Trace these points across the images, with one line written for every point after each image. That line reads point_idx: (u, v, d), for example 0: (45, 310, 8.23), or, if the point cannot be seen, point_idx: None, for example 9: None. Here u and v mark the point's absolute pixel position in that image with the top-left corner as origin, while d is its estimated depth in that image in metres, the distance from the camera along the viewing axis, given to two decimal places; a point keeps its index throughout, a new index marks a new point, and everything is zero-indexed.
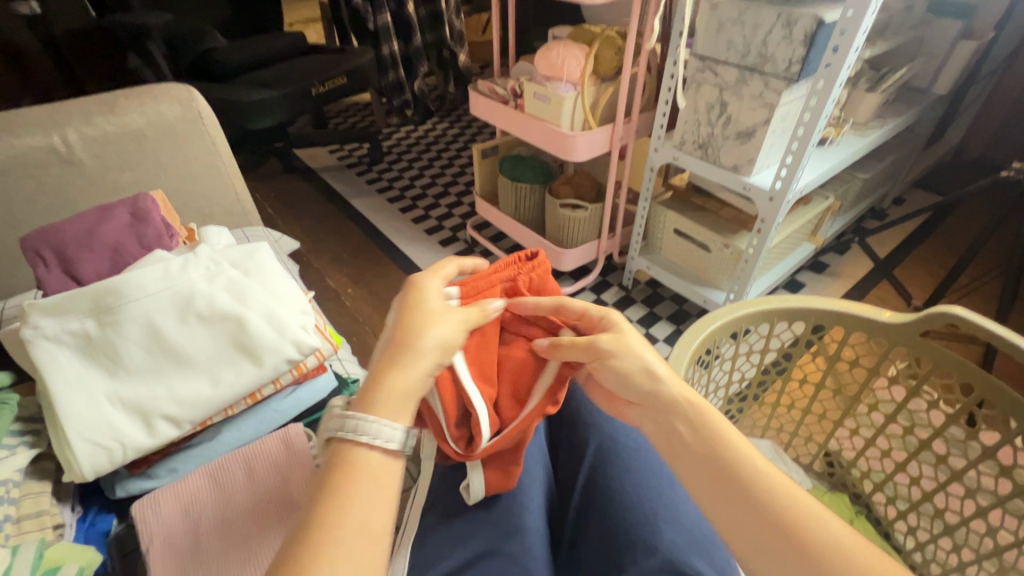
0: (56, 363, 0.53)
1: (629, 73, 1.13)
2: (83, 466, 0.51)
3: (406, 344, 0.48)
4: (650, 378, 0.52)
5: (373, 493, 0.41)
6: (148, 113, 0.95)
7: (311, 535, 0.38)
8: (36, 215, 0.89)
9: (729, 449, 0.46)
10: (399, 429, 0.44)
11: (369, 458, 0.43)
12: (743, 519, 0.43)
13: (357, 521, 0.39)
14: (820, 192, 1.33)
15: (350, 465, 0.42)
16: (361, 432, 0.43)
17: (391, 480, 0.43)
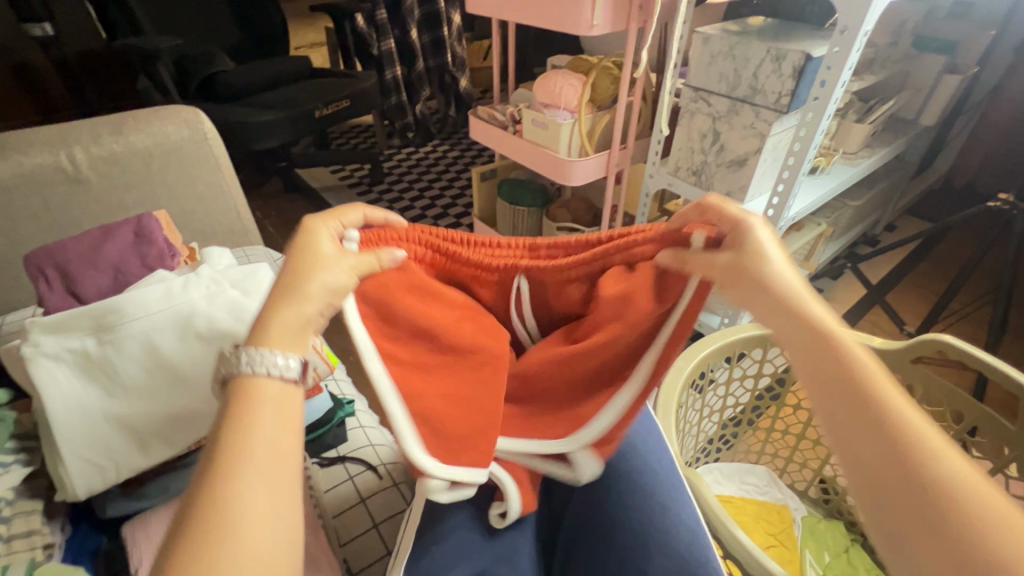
0: (54, 380, 0.53)
1: (624, 102, 1.16)
2: (76, 485, 0.52)
3: (287, 286, 0.42)
4: (774, 287, 0.44)
5: (278, 423, 0.37)
6: (155, 134, 0.97)
7: (217, 478, 0.33)
8: (40, 232, 0.90)
9: (854, 362, 0.38)
10: (298, 357, 0.39)
11: (268, 387, 0.37)
12: (852, 430, 0.36)
13: (270, 454, 0.34)
14: (812, 219, 1.35)
15: (248, 397, 0.37)
16: (259, 364, 0.37)
17: (298, 410, 0.38)
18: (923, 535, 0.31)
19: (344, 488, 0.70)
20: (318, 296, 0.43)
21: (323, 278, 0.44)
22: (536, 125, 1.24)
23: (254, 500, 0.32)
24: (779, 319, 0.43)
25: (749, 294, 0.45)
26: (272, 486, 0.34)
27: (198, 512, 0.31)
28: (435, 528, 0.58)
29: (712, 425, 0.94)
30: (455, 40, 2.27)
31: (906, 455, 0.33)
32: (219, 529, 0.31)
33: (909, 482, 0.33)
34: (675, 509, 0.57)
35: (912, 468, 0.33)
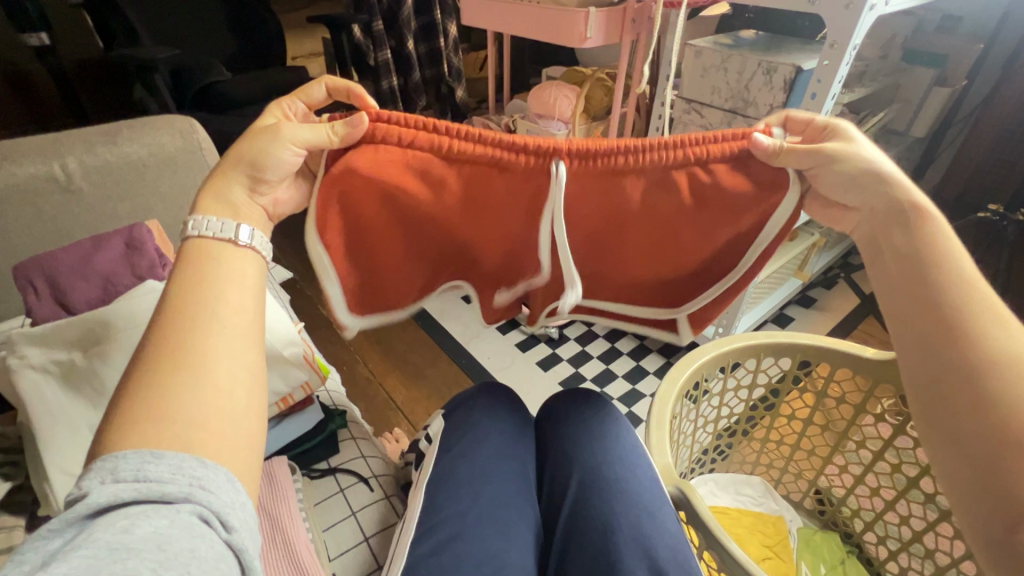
0: (39, 394, 0.53)
1: (618, 113, 1.17)
2: (62, 500, 0.51)
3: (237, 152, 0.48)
4: (878, 180, 0.48)
5: (232, 282, 0.42)
6: (150, 144, 0.97)
7: (169, 320, 0.38)
8: (31, 243, 0.90)
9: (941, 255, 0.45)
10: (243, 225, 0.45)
11: (220, 253, 0.43)
12: (910, 304, 0.44)
13: (219, 295, 0.41)
14: (805, 229, 1.36)
15: (199, 255, 0.43)
16: (207, 228, 0.44)
17: (252, 276, 0.44)
18: (955, 391, 0.40)
19: (334, 501, 0.69)
20: (258, 169, 0.48)
21: (255, 155, 0.48)
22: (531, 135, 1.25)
23: (212, 342, 0.38)
24: (871, 210, 0.49)
25: (847, 183, 0.49)
26: (229, 334, 0.39)
27: (161, 350, 0.37)
28: (426, 538, 0.58)
29: (707, 435, 0.94)
30: (452, 51, 2.29)
31: (963, 333, 0.41)
32: (174, 358, 0.37)
33: (955, 353, 0.41)
34: (658, 515, 0.59)
35: (961, 345, 0.41)
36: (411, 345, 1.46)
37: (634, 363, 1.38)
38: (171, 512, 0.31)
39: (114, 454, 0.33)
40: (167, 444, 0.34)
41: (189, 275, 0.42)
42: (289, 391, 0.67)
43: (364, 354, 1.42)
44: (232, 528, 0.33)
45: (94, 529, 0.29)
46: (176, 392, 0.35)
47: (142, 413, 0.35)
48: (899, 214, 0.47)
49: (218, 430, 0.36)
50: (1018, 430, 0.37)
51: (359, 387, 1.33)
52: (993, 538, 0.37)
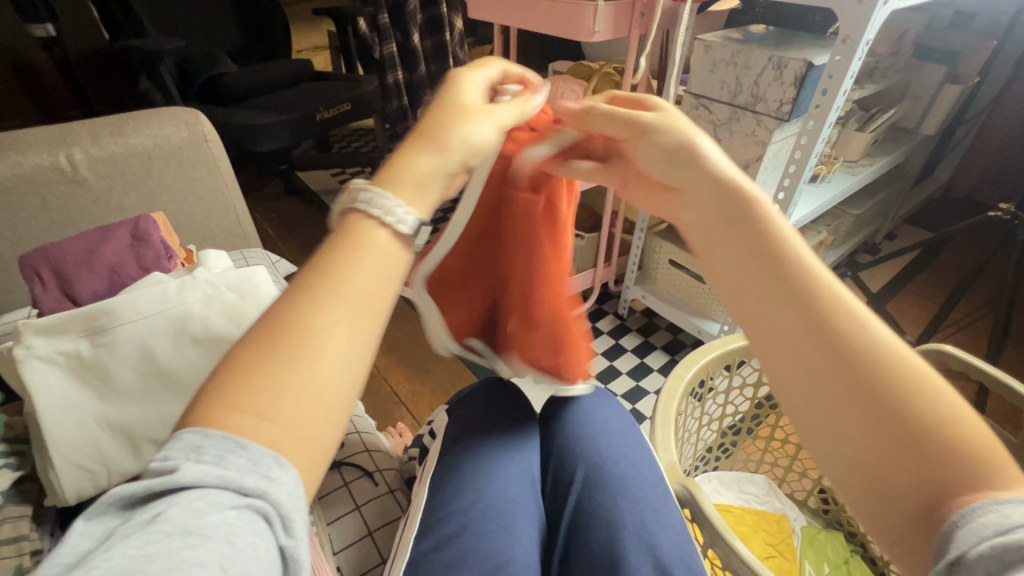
0: (45, 384, 0.53)
1: None
2: (67, 491, 0.51)
3: (427, 134, 0.41)
4: (694, 155, 0.47)
5: (378, 273, 0.36)
6: (155, 136, 0.97)
7: (302, 307, 0.34)
8: (38, 233, 0.90)
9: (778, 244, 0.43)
10: (416, 216, 0.38)
11: (377, 239, 0.37)
12: (762, 308, 0.43)
13: (358, 290, 0.35)
14: (812, 227, 1.35)
15: (357, 237, 0.37)
16: (375, 207, 0.37)
17: (399, 268, 0.38)
18: (850, 392, 0.38)
19: (339, 494, 0.69)
20: (457, 151, 0.41)
21: (463, 131, 0.42)
22: None
23: (338, 333, 0.34)
24: (702, 199, 0.46)
25: (673, 168, 0.47)
26: (352, 327, 0.34)
27: (290, 333, 0.33)
28: (430, 533, 0.57)
29: (711, 433, 0.93)
30: (457, 45, 2.27)
31: (836, 328, 0.39)
32: (294, 341, 0.33)
33: (836, 351, 0.39)
34: (662, 514, 0.58)
35: (841, 339, 0.39)
36: (413, 339, 1.46)
37: (638, 360, 1.38)
38: (240, 503, 0.28)
39: (206, 427, 0.30)
40: (254, 434, 0.30)
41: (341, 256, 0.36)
42: None
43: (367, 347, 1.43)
44: (292, 532, 0.30)
45: (169, 506, 0.27)
46: (285, 385, 0.32)
47: (244, 395, 0.31)
48: (726, 200, 0.45)
49: (305, 434, 0.32)
50: (914, 427, 0.36)
51: (362, 381, 1.33)
52: (917, 544, 0.35)
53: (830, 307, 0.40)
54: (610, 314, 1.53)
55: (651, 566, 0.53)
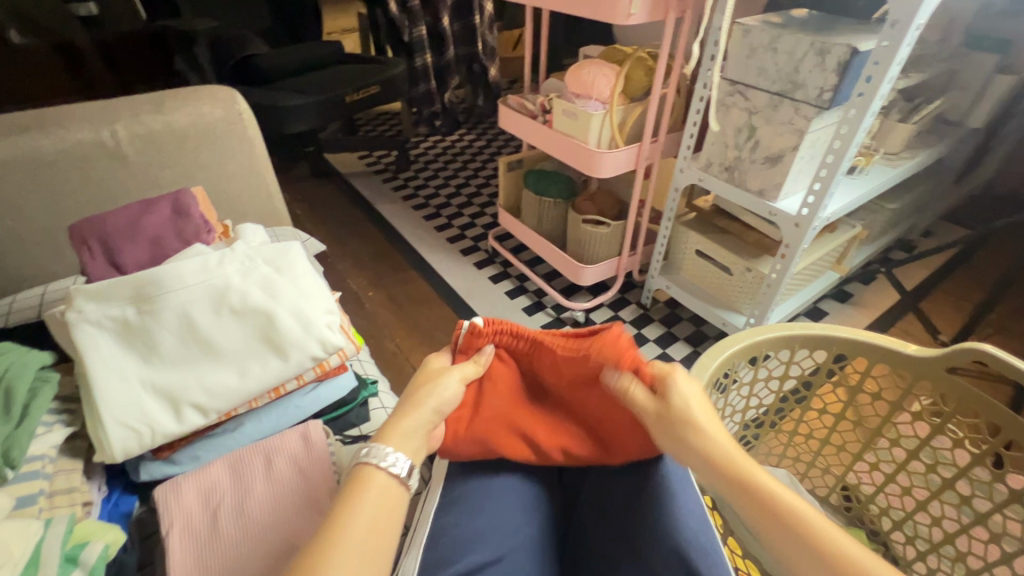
0: (95, 346, 0.55)
1: (658, 94, 1.15)
2: (113, 447, 0.53)
3: (410, 404, 0.56)
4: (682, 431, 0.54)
5: (376, 509, 0.47)
6: (193, 114, 0.98)
7: (325, 532, 0.44)
8: (83, 205, 0.95)
9: (749, 476, 0.48)
10: (405, 457, 0.51)
11: (380, 477, 0.49)
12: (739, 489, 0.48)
13: (365, 522, 0.45)
14: (846, 220, 1.31)
15: (362, 482, 0.49)
16: (376, 454, 0.50)
17: (396, 503, 0.49)
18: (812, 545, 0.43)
19: None
20: (432, 404, 0.57)
21: (436, 392, 0.58)
22: (566, 115, 1.24)
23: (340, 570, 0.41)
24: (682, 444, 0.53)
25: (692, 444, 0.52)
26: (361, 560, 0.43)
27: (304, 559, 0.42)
28: (452, 508, 0.59)
29: (733, 425, 0.91)
30: (487, 29, 2.27)
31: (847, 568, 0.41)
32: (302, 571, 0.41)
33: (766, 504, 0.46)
34: None
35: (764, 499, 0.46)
36: (436, 322, 1.48)
37: (660, 350, 1.37)
38: None
39: None
40: None
41: (350, 500, 0.47)
42: (326, 356, 0.63)
43: (390, 328, 1.47)
44: None
45: None
46: (345, 538, 0.43)
47: None
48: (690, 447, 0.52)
49: None
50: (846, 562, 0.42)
51: (385, 359, 1.36)
52: None
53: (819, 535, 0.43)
54: (633, 303, 1.53)
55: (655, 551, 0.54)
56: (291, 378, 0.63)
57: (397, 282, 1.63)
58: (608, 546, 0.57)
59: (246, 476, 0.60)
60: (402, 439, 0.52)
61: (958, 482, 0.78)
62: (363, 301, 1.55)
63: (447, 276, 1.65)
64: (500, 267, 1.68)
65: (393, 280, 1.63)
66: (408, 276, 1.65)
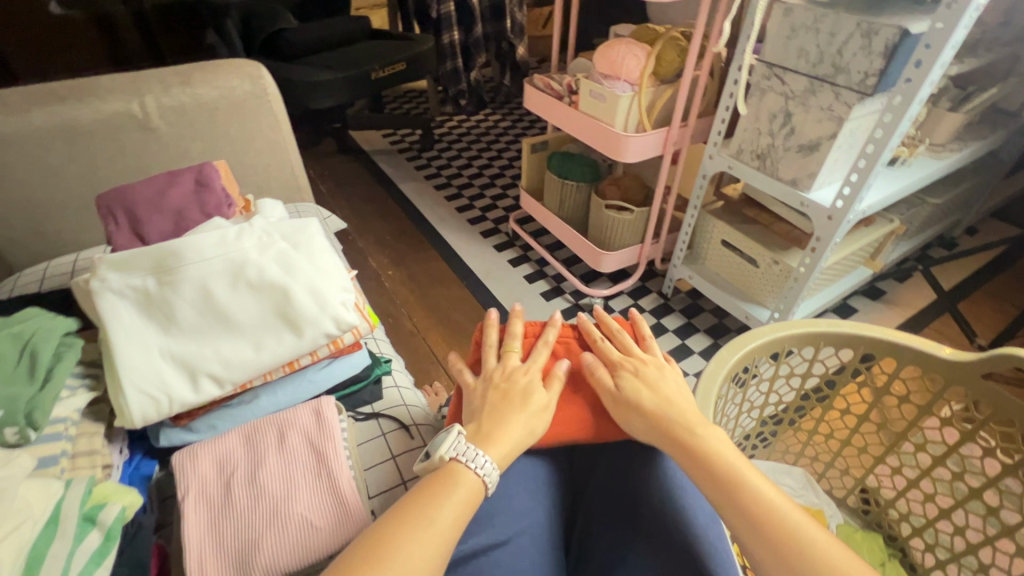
0: (117, 314, 0.57)
1: (689, 76, 1.11)
2: (133, 413, 0.55)
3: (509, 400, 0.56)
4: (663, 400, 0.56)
5: (456, 513, 0.46)
6: (220, 87, 0.99)
7: (407, 523, 0.43)
8: (113, 175, 0.97)
9: (686, 417, 0.53)
10: (498, 469, 0.50)
11: (470, 479, 0.48)
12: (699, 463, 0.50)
13: (444, 524, 0.44)
14: (883, 214, 1.25)
15: (451, 479, 0.48)
16: (475, 459, 0.49)
17: (475, 508, 0.48)
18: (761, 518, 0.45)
19: (376, 444, 0.69)
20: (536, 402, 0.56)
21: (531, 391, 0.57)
22: (593, 96, 1.20)
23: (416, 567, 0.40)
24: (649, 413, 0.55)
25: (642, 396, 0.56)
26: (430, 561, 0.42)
27: (384, 547, 0.41)
28: None
29: (751, 421, 0.89)
30: (516, 6, 2.21)
31: (759, 509, 0.45)
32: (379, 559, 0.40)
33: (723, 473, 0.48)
34: (690, 494, 0.57)
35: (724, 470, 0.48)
36: (454, 303, 1.48)
37: (679, 341, 1.35)
38: None
39: None
40: None
41: (435, 495, 0.46)
42: (340, 333, 0.64)
43: (407, 307, 1.48)
44: None
45: None
46: (424, 536, 0.43)
47: None
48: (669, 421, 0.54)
49: None
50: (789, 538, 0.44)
51: (403, 338, 1.38)
52: None
53: (733, 470, 0.48)
54: (654, 292, 1.51)
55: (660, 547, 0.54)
56: (305, 354, 0.64)
57: (417, 261, 1.63)
58: (613, 536, 0.57)
59: (260, 449, 0.61)
60: (498, 449, 0.51)
61: (985, 493, 0.75)
62: (383, 280, 1.56)
63: (466, 257, 1.65)
64: (520, 250, 1.67)
65: (413, 259, 1.64)
66: (428, 256, 1.66)
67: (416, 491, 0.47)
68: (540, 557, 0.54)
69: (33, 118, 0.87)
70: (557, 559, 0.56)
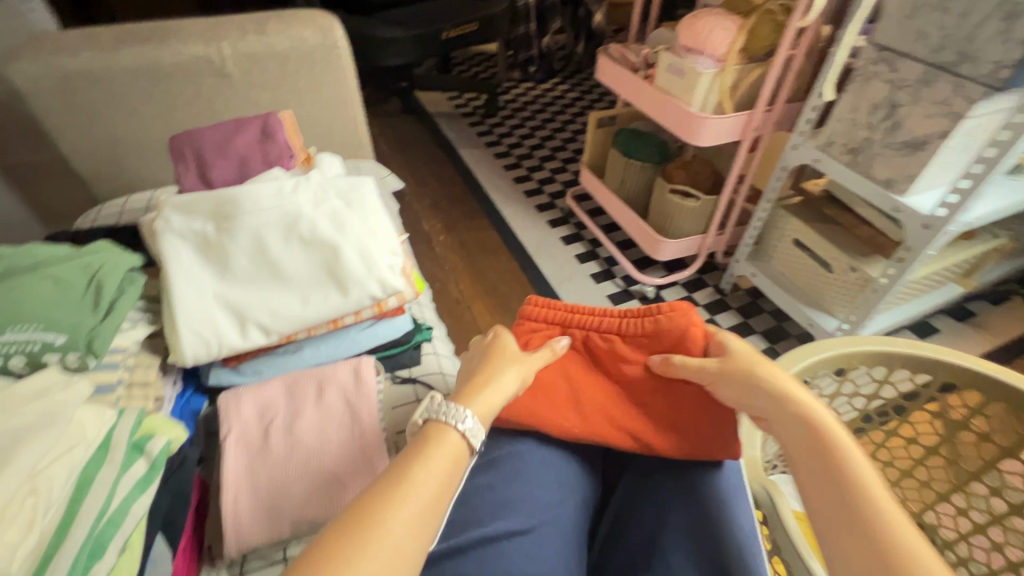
0: (178, 255, 0.58)
1: (783, 55, 1.01)
2: (184, 351, 0.57)
3: (492, 367, 0.57)
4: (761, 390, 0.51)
5: (441, 473, 0.44)
6: (292, 38, 0.99)
7: (391, 484, 0.42)
8: (188, 118, 1.00)
9: (804, 409, 0.48)
10: (481, 427, 0.49)
11: (454, 440, 0.47)
12: (799, 437, 0.47)
13: (429, 483, 0.43)
14: (988, 228, 1.11)
15: (437, 439, 0.47)
16: (453, 417, 0.48)
17: (461, 469, 0.47)
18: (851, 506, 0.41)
19: (409, 408, 0.69)
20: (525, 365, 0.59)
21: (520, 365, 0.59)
22: (671, 71, 1.12)
23: (401, 528, 0.39)
24: (750, 392, 0.52)
25: (745, 395, 0.52)
26: (415, 520, 0.40)
27: (369, 508, 0.40)
28: (486, 470, 0.58)
29: None
30: None
31: (856, 495, 0.41)
32: (365, 519, 0.39)
33: (821, 452, 0.45)
34: (730, 512, 0.53)
35: (827, 449, 0.45)
36: (501, 276, 1.47)
37: None
38: None
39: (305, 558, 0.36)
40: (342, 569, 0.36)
41: (420, 454, 0.46)
42: (385, 297, 0.63)
43: (454, 274, 1.48)
44: None
45: None
46: (409, 494, 0.41)
47: (318, 553, 0.37)
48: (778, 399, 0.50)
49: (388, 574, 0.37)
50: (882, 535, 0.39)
51: (447, 304, 1.38)
52: None
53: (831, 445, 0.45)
54: (711, 286, 1.44)
55: (691, 563, 0.51)
56: (349, 313, 0.64)
57: (469, 229, 1.63)
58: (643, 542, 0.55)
59: (300, 399, 0.63)
60: (479, 406, 0.52)
61: None
62: (433, 244, 1.57)
63: (518, 229, 1.62)
64: (574, 228, 1.63)
65: (465, 227, 1.63)
66: (480, 224, 1.64)
67: (403, 452, 0.46)
68: (562, 550, 0.53)
69: (118, 57, 0.91)
70: (580, 556, 0.55)
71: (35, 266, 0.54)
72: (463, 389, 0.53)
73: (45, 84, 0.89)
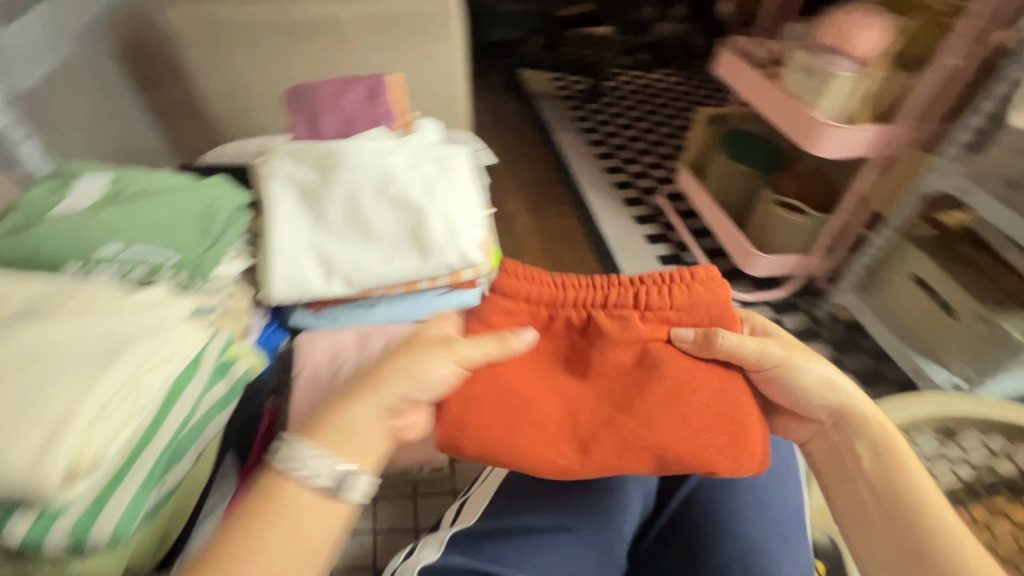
0: (281, 199, 0.62)
1: (941, 65, 0.88)
2: (274, 289, 0.61)
3: (365, 385, 0.48)
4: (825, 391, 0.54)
5: (292, 538, 0.41)
6: (412, 3, 1.02)
7: (221, 555, 0.39)
8: (307, 72, 1.06)
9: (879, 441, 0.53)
10: (355, 470, 0.45)
11: (303, 496, 0.43)
12: (873, 477, 0.51)
13: (275, 552, 0.40)
14: None
15: (279, 495, 0.43)
16: (300, 464, 0.43)
17: (324, 527, 0.43)
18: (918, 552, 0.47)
19: None
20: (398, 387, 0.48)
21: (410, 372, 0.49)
22: (801, 71, 1.01)
23: None
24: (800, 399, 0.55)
25: (810, 397, 0.54)
26: None
27: None
28: None
29: None
30: None
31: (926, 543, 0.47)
32: None
33: (896, 501, 0.49)
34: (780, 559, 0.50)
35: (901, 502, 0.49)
36: (578, 266, 1.44)
37: None
38: None
39: None
40: None
41: (263, 511, 0.42)
42: (461, 268, 0.64)
43: (530, 256, 1.47)
44: None
45: None
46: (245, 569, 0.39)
47: None
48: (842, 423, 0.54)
49: None
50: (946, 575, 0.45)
51: None
52: None
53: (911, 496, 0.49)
54: (803, 312, 1.33)
55: None
56: (425, 278, 0.65)
57: (551, 213, 1.61)
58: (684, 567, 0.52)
59: (368, 350, 0.67)
60: (348, 441, 0.45)
61: None
62: (514, 223, 1.57)
63: (601, 221, 1.58)
64: (661, 228, 1.56)
65: (548, 211, 1.62)
66: (564, 211, 1.62)
67: (241, 507, 0.43)
68: (607, 555, 0.52)
69: (260, 12, 0.99)
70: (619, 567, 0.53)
71: (162, 191, 0.59)
72: (326, 410, 0.47)
73: (193, 28, 0.98)
